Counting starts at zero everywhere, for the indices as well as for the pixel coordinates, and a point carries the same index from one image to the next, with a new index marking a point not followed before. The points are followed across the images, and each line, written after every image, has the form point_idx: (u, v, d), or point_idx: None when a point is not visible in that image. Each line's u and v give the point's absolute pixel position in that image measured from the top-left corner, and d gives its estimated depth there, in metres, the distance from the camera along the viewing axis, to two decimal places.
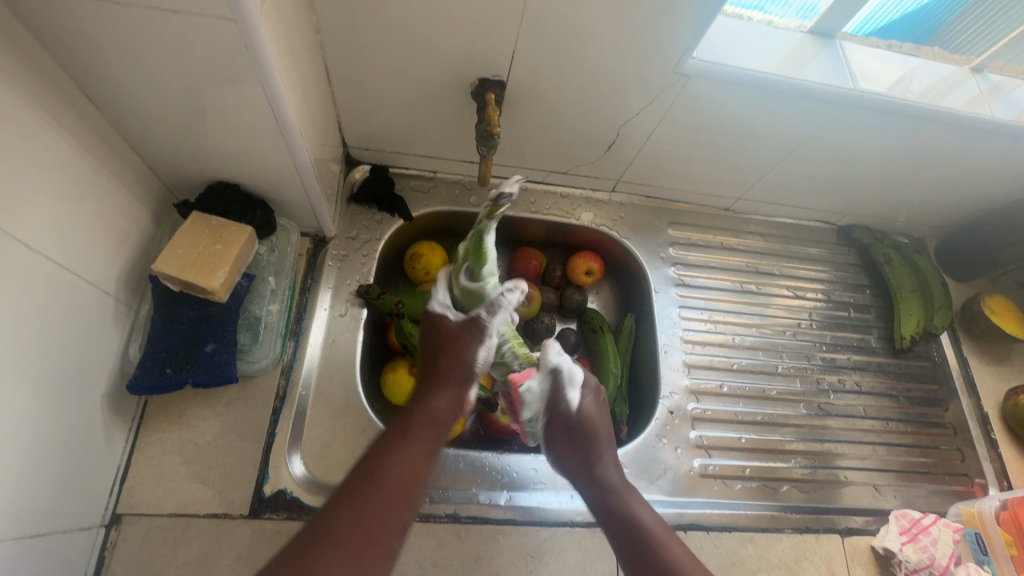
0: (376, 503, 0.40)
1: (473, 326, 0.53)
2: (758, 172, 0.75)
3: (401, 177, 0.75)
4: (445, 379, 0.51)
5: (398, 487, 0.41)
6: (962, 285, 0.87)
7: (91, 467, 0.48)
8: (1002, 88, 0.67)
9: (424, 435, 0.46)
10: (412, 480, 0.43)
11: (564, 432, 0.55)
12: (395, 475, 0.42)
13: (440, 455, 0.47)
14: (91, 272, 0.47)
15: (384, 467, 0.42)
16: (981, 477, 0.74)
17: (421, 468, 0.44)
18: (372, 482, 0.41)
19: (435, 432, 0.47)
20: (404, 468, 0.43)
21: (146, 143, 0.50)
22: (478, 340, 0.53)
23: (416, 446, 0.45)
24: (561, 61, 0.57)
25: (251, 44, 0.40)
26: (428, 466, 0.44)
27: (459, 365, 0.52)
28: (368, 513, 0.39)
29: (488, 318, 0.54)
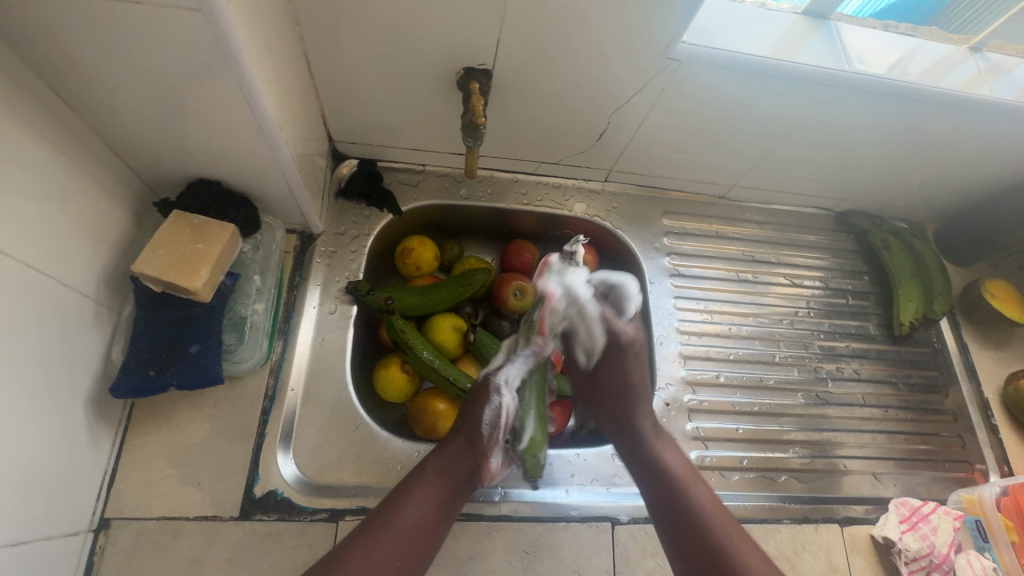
0: (389, 547, 0.46)
1: (484, 386, 0.54)
2: (753, 159, 0.73)
3: (390, 170, 0.73)
4: (457, 435, 0.53)
5: (411, 532, 0.47)
6: (962, 269, 0.86)
7: (77, 472, 0.48)
8: (1002, 68, 0.65)
9: (436, 487, 0.50)
10: (421, 530, 0.48)
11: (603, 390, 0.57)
12: (409, 519, 0.48)
13: (450, 506, 0.51)
14: (69, 275, 0.46)
15: (402, 509, 0.48)
16: (981, 463, 0.74)
17: (430, 519, 0.49)
18: (387, 524, 0.47)
19: (448, 485, 0.51)
20: (420, 515, 0.48)
21: (123, 142, 0.49)
22: (488, 403, 0.53)
23: (428, 496, 0.49)
24: (548, 49, 0.56)
25: (221, 37, 0.39)
26: (436, 518, 0.49)
27: (466, 429, 0.53)
28: (378, 555, 0.45)
29: (502, 373, 0.55)
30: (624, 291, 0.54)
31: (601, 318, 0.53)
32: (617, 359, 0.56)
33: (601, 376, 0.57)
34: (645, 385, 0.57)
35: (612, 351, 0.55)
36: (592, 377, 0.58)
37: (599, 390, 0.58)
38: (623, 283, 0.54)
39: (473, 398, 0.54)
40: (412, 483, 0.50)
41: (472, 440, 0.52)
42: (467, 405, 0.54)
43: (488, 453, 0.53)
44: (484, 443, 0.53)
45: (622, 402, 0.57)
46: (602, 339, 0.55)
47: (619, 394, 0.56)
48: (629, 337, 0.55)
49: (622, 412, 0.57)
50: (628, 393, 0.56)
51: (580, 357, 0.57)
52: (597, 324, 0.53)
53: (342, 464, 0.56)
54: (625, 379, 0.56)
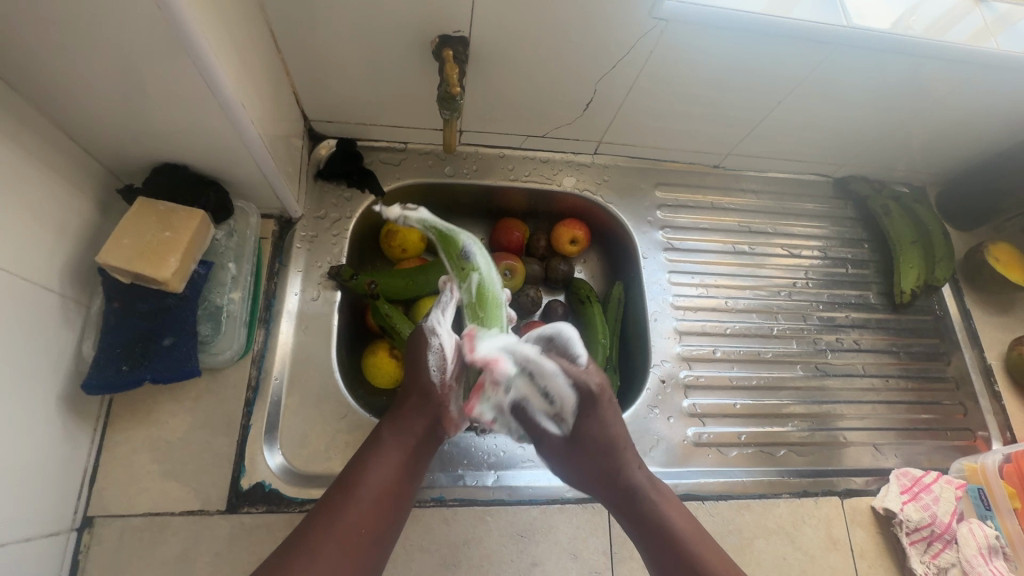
0: (354, 518, 0.42)
1: (423, 338, 0.51)
2: (748, 125, 0.70)
3: (370, 149, 0.71)
4: (411, 392, 0.49)
5: (374, 501, 0.43)
6: (965, 234, 0.83)
7: (54, 472, 0.46)
8: (1009, 19, 0.62)
9: (394, 449, 0.46)
10: (389, 493, 0.44)
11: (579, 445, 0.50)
12: (371, 487, 0.44)
13: (416, 465, 0.47)
14: (31, 269, 0.44)
15: (361, 478, 0.44)
16: (984, 430, 0.72)
17: (395, 480, 0.45)
18: (348, 495, 0.43)
19: (407, 441, 0.47)
20: (382, 481, 0.44)
21: (78, 126, 0.46)
22: (428, 349, 0.50)
23: (389, 459, 0.46)
24: (528, 12, 0.53)
25: (165, 5, 0.36)
26: (400, 481, 0.45)
27: (419, 382, 0.49)
28: (345, 527, 0.41)
29: (436, 319, 0.52)
30: (569, 343, 0.49)
31: (563, 381, 0.48)
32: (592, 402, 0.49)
33: (579, 453, 0.50)
34: (619, 430, 0.50)
35: (585, 408, 0.49)
36: (570, 446, 0.51)
37: (577, 456, 0.50)
38: (561, 331, 0.50)
39: (414, 348, 0.51)
40: (371, 448, 0.46)
41: (428, 393, 0.49)
42: (412, 358, 0.51)
43: (448, 402, 0.49)
44: (441, 394, 0.49)
45: (597, 436, 0.49)
46: (572, 394, 0.48)
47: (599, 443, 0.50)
48: (597, 385, 0.49)
49: (608, 468, 0.50)
50: (602, 419, 0.49)
51: (548, 426, 0.51)
52: (558, 382, 0.48)
53: (330, 453, 0.55)
54: (599, 424, 0.49)
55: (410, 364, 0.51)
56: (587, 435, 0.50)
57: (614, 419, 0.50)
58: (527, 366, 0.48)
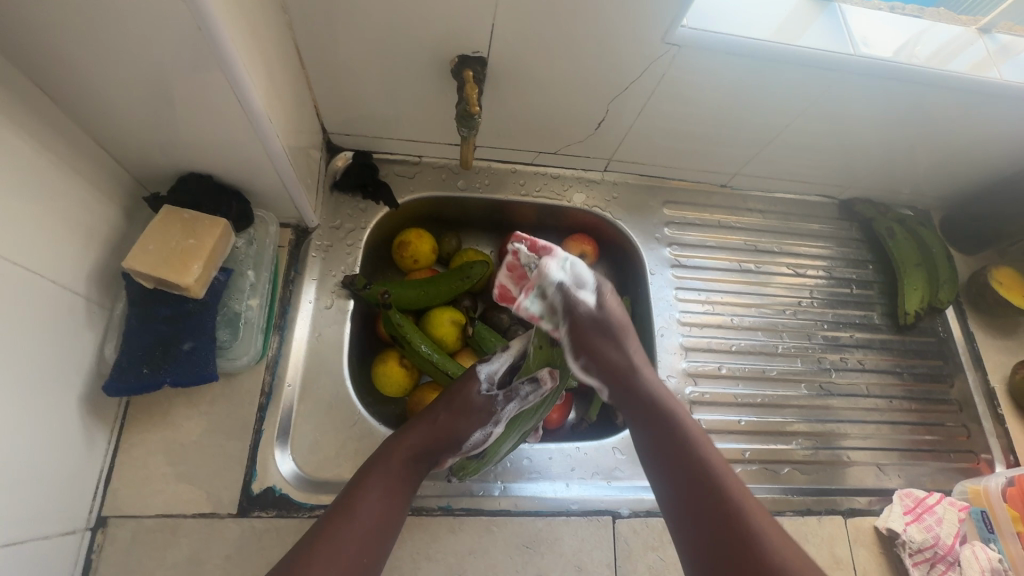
0: (348, 544, 0.44)
1: (486, 412, 0.51)
2: (756, 146, 0.72)
3: (385, 162, 0.72)
4: (434, 431, 0.51)
5: (367, 528, 0.45)
6: (969, 257, 0.84)
7: (72, 471, 0.47)
8: (1012, 50, 0.64)
9: (389, 482, 0.48)
10: (382, 525, 0.46)
11: (595, 338, 0.49)
12: (367, 514, 0.46)
13: (405, 499, 0.49)
14: (59, 273, 0.46)
15: (357, 504, 0.46)
16: (987, 452, 0.73)
17: (388, 510, 0.47)
18: (347, 519, 0.45)
19: (405, 475, 0.49)
20: (377, 510, 0.46)
21: (110, 136, 0.48)
22: (480, 425, 0.51)
23: (383, 492, 0.47)
24: (545, 34, 0.54)
25: (205, 26, 0.38)
26: (392, 516, 0.47)
27: (449, 432, 0.51)
28: (345, 547, 0.43)
29: (507, 410, 0.51)
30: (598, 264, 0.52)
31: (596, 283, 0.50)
32: (606, 295, 0.51)
33: (596, 342, 0.49)
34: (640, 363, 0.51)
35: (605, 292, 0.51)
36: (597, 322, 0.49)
37: (597, 335, 0.49)
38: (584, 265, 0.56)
39: (460, 406, 0.51)
40: (371, 476, 0.48)
41: (444, 441, 0.51)
42: (449, 408, 0.51)
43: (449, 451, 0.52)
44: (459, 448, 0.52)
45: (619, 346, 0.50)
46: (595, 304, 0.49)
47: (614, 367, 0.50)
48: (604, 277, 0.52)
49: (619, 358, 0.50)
50: (624, 333, 0.51)
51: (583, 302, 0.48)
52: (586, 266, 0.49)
53: (340, 460, 0.56)
54: (617, 315, 0.51)
55: (441, 406, 0.52)
56: (603, 331, 0.49)
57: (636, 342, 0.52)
58: (579, 277, 0.48)
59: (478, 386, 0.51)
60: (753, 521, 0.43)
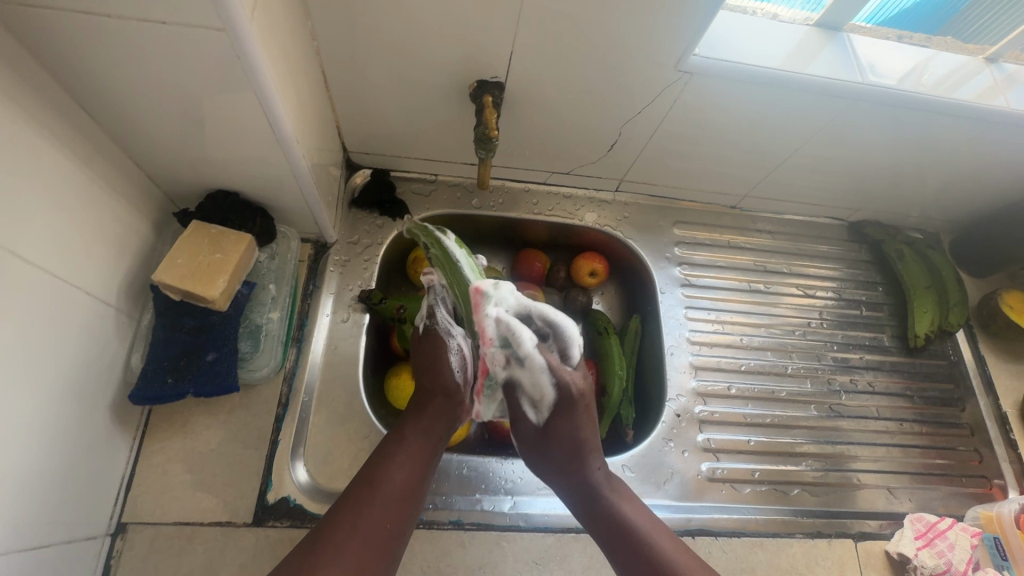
0: (380, 513, 0.44)
1: (438, 339, 0.55)
2: (765, 169, 0.73)
3: (403, 180, 0.74)
4: (436, 395, 0.52)
5: (395, 497, 0.45)
6: (978, 281, 0.85)
7: (95, 477, 0.49)
8: (1018, 78, 0.65)
9: (408, 450, 0.48)
10: (409, 490, 0.46)
11: (535, 450, 0.52)
12: (394, 485, 0.46)
13: (431, 463, 0.50)
14: (91, 284, 0.47)
15: (384, 476, 0.46)
16: (1000, 478, 0.72)
17: (415, 480, 0.47)
18: (372, 491, 0.45)
19: (427, 437, 0.50)
20: (404, 479, 0.46)
21: (145, 154, 0.50)
22: (450, 354, 0.54)
23: (404, 460, 0.48)
24: (561, 61, 0.56)
25: (242, 55, 0.40)
26: (418, 485, 0.47)
27: (438, 382, 0.53)
28: (375, 518, 0.43)
29: (441, 317, 0.55)
30: (569, 334, 0.48)
31: (545, 365, 0.48)
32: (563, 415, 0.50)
33: (555, 433, 0.50)
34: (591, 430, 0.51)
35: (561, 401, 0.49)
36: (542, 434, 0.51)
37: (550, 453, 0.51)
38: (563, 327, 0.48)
39: (423, 350, 0.55)
40: (391, 447, 0.48)
41: (449, 395, 0.53)
42: (422, 360, 0.55)
43: (465, 400, 0.54)
44: (460, 394, 0.53)
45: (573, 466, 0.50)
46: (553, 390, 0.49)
47: (575, 440, 0.50)
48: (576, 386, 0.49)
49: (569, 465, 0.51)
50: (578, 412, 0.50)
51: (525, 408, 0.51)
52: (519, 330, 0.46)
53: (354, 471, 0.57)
54: (574, 432, 0.50)
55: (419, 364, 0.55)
56: (563, 403, 0.49)
57: (596, 456, 0.51)
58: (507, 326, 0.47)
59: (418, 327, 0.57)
60: (647, 529, 0.48)
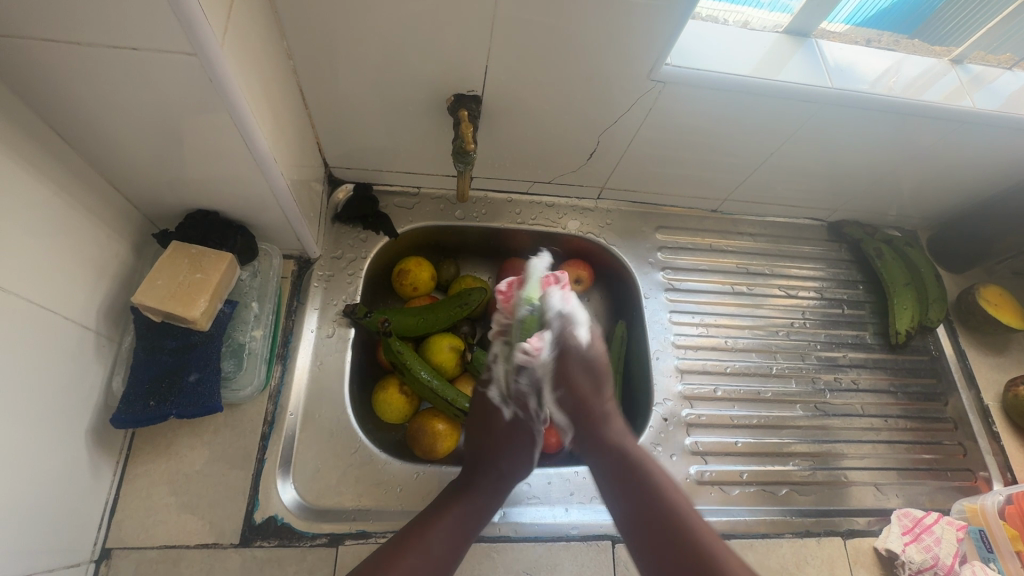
0: (411, 570, 0.45)
1: (524, 431, 0.56)
2: (743, 172, 0.74)
3: (385, 194, 0.75)
4: (489, 472, 0.55)
5: (430, 560, 0.47)
6: (957, 276, 0.86)
7: (78, 503, 0.48)
8: (984, 79, 0.67)
9: (455, 514, 0.51)
10: (446, 557, 0.48)
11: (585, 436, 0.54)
12: (433, 547, 0.47)
13: (469, 536, 0.51)
14: (70, 308, 0.47)
15: (425, 538, 0.48)
16: (984, 470, 0.73)
17: (452, 546, 0.49)
18: (415, 551, 0.46)
19: (469, 513, 0.52)
20: (443, 543, 0.48)
21: (122, 177, 0.50)
22: (529, 445, 0.57)
23: (450, 522, 0.50)
24: (536, 72, 0.57)
25: (215, 78, 0.40)
26: (456, 550, 0.49)
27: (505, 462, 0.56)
28: (412, 572, 0.45)
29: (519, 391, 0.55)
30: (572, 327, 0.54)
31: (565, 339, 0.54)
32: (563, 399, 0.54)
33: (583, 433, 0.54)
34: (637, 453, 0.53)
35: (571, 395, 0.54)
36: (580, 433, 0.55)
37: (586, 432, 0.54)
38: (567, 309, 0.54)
39: (510, 434, 0.55)
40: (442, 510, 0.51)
41: (513, 475, 0.56)
42: (499, 439, 0.56)
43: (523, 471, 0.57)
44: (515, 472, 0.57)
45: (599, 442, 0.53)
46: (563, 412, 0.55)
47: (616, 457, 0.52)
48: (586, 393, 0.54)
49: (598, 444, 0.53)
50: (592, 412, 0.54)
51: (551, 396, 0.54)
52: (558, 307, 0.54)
53: (342, 488, 0.57)
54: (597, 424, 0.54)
55: (491, 442, 0.56)
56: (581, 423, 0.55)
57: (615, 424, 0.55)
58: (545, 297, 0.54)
59: (500, 408, 0.56)
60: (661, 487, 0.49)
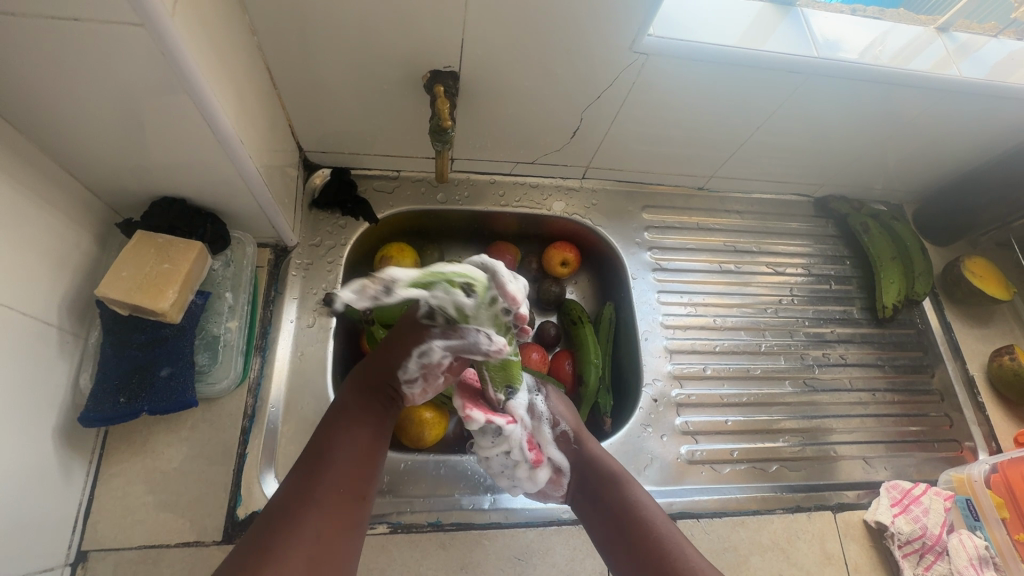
0: (327, 487, 0.43)
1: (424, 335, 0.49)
2: (728, 149, 0.73)
3: (364, 178, 0.72)
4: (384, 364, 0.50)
5: (343, 474, 0.44)
6: (942, 249, 0.86)
7: (49, 507, 0.46)
8: (969, 48, 0.65)
9: (363, 414, 0.48)
10: (359, 459, 0.46)
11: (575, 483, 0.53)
12: (339, 463, 0.44)
13: (379, 440, 0.48)
14: (29, 304, 0.45)
15: (330, 454, 0.45)
16: (970, 440, 0.74)
17: (365, 450, 0.46)
18: (321, 465, 0.44)
19: (378, 411, 0.49)
20: (348, 456, 0.45)
21: (77, 164, 0.47)
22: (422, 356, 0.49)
23: (357, 427, 0.47)
24: (514, 46, 0.55)
25: (169, 52, 0.38)
26: (368, 453, 0.46)
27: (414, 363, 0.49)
28: (320, 501, 0.42)
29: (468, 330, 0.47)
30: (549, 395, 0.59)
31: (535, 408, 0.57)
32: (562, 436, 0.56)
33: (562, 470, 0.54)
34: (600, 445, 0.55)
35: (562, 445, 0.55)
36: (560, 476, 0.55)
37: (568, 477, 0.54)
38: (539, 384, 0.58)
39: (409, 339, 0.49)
40: (341, 416, 0.48)
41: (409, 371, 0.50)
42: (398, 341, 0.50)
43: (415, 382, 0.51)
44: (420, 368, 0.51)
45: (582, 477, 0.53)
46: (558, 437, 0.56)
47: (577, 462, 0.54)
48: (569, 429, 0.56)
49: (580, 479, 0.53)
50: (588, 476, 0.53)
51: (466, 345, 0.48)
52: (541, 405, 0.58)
53: None
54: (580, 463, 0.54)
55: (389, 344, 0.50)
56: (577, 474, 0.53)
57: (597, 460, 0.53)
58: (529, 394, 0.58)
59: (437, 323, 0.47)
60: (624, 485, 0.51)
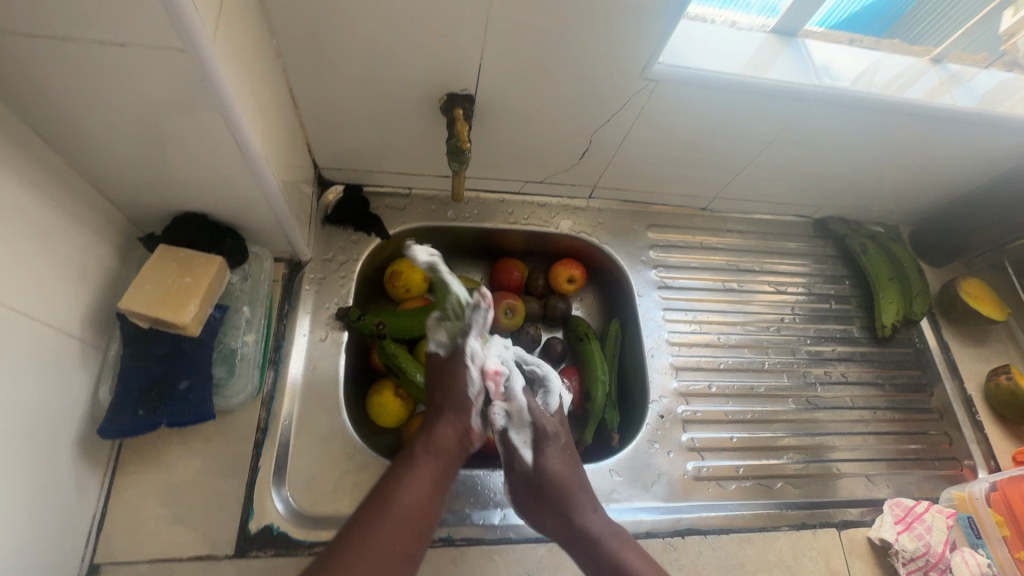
0: (390, 529, 0.43)
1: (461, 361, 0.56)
2: (732, 171, 0.75)
3: (376, 194, 0.74)
4: (444, 406, 0.54)
5: (409, 518, 0.45)
6: (938, 270, 0.88)
7: (64, 518, 0.46)
8: (962, 78, 0.68)
9: (428, 458, 0.50)
10: (420, 511, 0.46)
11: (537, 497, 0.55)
12: (404, 504, 0.45)
13: (442, 491, 0.49)
14: (53, 315, 0.45)
15: (395, 495, 0.46)
16: (969, 459, 0.75)
17: (428, 496, 0.47)
18: (383, 510, 0.44)
19: (442, 459, 0.51)
20: (413, 499, 0.46)
21: (105, 179, 0.48)
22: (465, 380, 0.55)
23: (425, 467, 0.49)
24: (529, 71, 0.57)
25: (206, 75, 0.39)
26: (431, 500, 0.47)
27: (452, 394, 0.55)
28: (376, 546, 0.42)
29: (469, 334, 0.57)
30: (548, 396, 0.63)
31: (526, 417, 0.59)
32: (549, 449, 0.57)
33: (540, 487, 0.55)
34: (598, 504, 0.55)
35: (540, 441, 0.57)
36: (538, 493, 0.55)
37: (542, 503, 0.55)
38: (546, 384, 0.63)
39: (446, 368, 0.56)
40: (406, 466, 0.49)
41: (460, 405, 0.55)
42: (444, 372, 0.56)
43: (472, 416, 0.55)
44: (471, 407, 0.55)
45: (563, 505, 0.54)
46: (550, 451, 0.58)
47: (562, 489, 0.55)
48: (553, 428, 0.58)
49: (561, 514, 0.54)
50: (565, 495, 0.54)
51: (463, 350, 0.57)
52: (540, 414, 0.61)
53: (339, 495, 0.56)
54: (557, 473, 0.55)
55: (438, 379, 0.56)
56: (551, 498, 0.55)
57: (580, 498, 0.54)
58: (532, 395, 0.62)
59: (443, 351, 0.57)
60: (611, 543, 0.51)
